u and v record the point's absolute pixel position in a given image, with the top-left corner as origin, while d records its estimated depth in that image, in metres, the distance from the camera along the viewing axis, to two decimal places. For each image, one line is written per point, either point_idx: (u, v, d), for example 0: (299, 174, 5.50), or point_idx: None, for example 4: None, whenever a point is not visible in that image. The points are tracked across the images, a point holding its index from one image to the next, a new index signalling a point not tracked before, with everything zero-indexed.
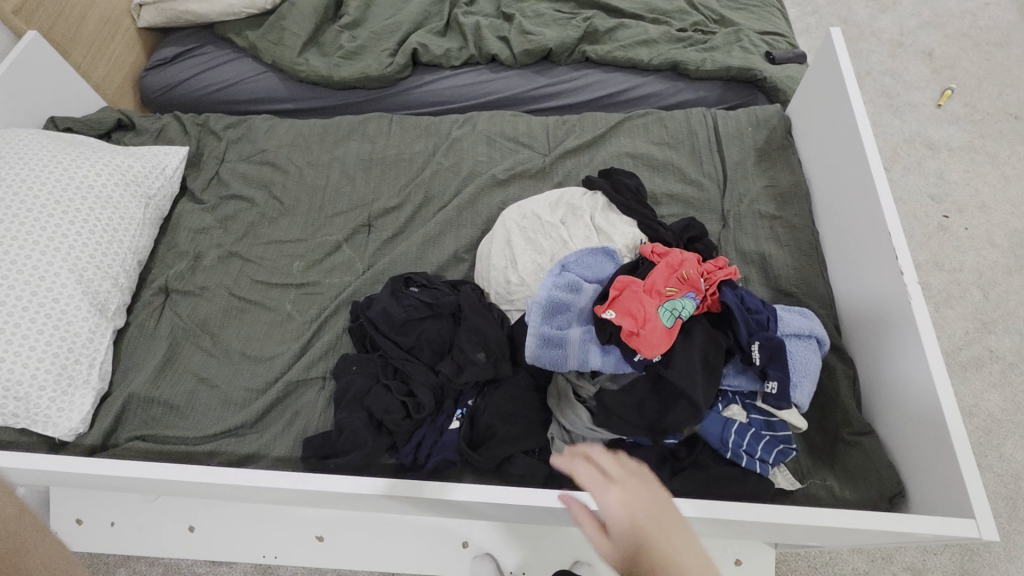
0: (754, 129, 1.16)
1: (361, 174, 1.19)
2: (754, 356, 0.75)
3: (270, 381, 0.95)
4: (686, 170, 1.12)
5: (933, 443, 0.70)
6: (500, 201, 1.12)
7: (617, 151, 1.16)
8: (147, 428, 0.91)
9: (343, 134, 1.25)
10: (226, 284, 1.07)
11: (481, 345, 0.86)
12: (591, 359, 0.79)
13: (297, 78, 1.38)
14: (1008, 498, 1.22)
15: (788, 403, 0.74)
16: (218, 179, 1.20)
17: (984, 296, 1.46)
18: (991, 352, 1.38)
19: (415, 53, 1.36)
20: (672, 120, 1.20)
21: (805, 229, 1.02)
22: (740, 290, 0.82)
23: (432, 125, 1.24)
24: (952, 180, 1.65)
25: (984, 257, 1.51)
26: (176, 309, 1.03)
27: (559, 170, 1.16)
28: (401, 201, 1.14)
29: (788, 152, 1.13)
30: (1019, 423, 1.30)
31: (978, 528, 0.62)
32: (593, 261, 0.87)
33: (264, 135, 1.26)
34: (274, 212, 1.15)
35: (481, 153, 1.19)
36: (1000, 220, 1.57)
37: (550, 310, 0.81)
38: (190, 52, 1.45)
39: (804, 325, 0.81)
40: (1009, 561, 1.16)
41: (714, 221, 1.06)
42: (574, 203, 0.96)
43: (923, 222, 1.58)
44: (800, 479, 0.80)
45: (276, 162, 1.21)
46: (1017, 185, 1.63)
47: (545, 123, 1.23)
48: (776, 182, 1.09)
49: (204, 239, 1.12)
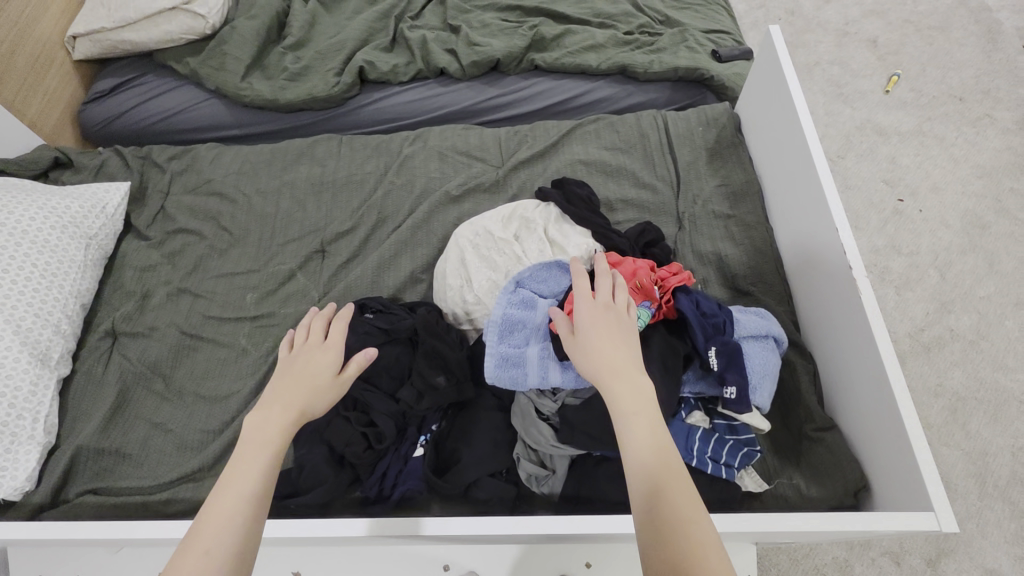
0: (704, 128, 1.17)
1: (313, 198, 1.16)
2: (711, 362, 0.74)
3: (227, 421, 0.92)
4: (639, 175, 1.12)
5: (891, 437, 0.70)
6: (456, 217, 1.10)
7: (571, 159, 1.16)
8: (99, 480, 0.87)
9: (293, 158, 1.22)
10: (177, 322, 1.03)
11: (441, 368, 0.84)
12: (550, 375, 0.77)
13: (243, 104, 1.35)
14: (977, 474, 1.24)
15: (749, 407, 0.73)
16: (164, 214, 1.16)
17: (941, 276, 1.49)
18: (951, 331, 1.41)
19: (362, 71, 1.34)
20: (623, 125, 1.20)
21: (758, 225, 1.02)
22: (695, 295, 0.82)
23: (382, 144, 1.22)
24: (903, 164, 1.68)
25: (938, 237, 1.55)
26: (124, 352, 0.99)
27: (513, 182, 1.14)
28: (354, 223, 1.11)
29: (738, 149, 1.13)
30: (982, 399, 1.32)
31: (936, 521, 0.62)
32: (548, 275, 0.85)
33: (210, 165, 1.22)
34: (224, 244, 1.12)
35: (434, 169, 1.17)
36: (952, 200, 1.61)
37: (506, 329, 0.81)
38: (130, 83, 1.40)
39: (760, 326, 0.81)
40: (982, 537, 1.18)
41: (670, 224, 1.06)
42: (527, 216, 0.95)
43: (878, 207, 1.61)
44: (767, 479, 0.80)
45: (223, 192, 1.18)
46: (965, 165, 1.67)
47: (497, 135, 1.22)
48: (729, 181, 1.09)
49: (151, 277, 1.09)
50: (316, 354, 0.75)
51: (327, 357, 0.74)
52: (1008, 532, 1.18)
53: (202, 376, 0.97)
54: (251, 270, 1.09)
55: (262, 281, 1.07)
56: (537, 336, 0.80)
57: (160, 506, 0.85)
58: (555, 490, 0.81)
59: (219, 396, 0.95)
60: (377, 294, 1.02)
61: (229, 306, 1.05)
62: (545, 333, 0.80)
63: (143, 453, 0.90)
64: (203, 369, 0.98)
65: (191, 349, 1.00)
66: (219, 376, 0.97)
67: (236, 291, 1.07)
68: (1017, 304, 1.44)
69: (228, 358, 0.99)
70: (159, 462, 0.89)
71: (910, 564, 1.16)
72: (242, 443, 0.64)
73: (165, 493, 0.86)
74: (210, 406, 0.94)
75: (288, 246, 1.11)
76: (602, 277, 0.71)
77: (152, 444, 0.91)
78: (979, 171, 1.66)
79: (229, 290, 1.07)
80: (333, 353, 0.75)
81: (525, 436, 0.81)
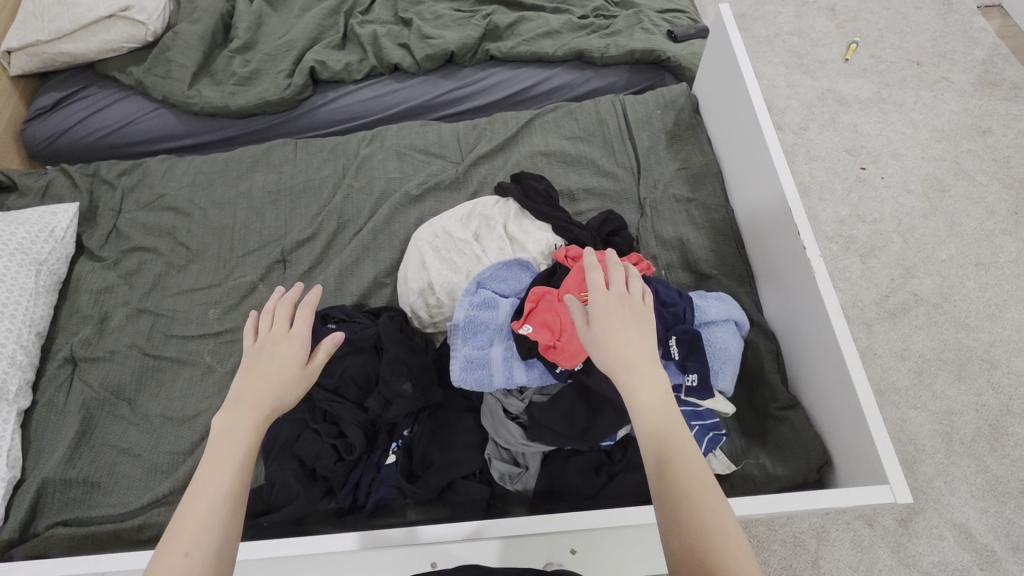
0: (663, 111, 1.16)
1: (270, 206, 1.14)
2: (672, 351, 0.75)
3: (196, 441, 0.91)
4: (599, 163, 1.12)
5: (849, 413, 0.72)
6: (417, 217, 1.09)
7: (530, 150, 1.15)
8: (68, 511, 0.86)
9: (247, 166, 1.19)
10: (138, 344, 1.01)
11: (406, 374, 0.83)
12: (516, 374, 0.78)
13: (192, 112, 1.31)
14: (944, 433, 1.28)
15: (711, 393, 0.74)
16: (117, 232, 1.13)
17: (904, 242, 1.51)
18: (916, 295, 1.44)
19: (313, 71, 1.30)
20: (581, 112, 1.19)
21: (718, 207, 1.03)
22: (654, 284, 0.82)
23: (339, 146, 1.20)
24: (865, 132, 1.69)
25: (900, 203, 1.57)
26: (85, 378, 0.97)
27: (474, 178, 1.13)
28: (314, 230, 1.09)
29: (696, 131, 1.13)
30: (947, 360, 1.36)
31: (892, 493, 0.64)
32: (509, 274, 0.85)
33: (162, 178, 1.19)
34: (181, 260, 1.09)
35: (393, 169, 1.15)
36: (912, 165, 1.63)
37: (469, 330, 0.81)
38: (72, 96, 1.34)
39: (720, 311, 0.82)
40: (951, 493, 1.21)
41: (632, 211, 1.06)
42: (487, 213, 0.94)
43: (842, 177, 1.63)
44: (735, 461, 0.82)
45: (177, 206, 1.15)
46: (924, 130, 1.69)
47: (455, 130, 1.20)
48: (688, 164, 1.09)
49: (109, 299, 1.06)
50: (279, 349, 0.69)
51: (293, 351, 0.69)
52: (974, 487, 1.22)
53: (167, 398, 0.95)
54: (212, 286, 1.07)
55: (223, 296, 1.05)
56: (501, 337, 0.80)
57: (133, 532, 0.84)
58: (529, 486, 0.82)
59: (186, 416, 0.93)
60: (342, 301, 1.00)
61: (191, 323, 1.03)
62: (508, 333, 0.80)
63: (113, 481, 0.88)
64: (168, 390, 0.96)
65: (155, 371, 0.98)
66: (185, 396, 0.95)
67: (197, 307, 1.05)
68: (977, 265, 1.47)
69: (194, 377, 0.98)
70: (129, 488, 0.88)
71: (883, 525, 1.19)
72: (212, 447, 0.60)
73: (137, 519, 0.85)
74: (178, 427, 0.93)
75: (248, 258, 1.09)
76: (613, 268, 0.67)
77: (121, 471, 0.89)
78: (938, 135, 1.68)
79: (190, 307, 1.05)
80: (301, 346, 0.69)
81: (496, 435, 0.81)
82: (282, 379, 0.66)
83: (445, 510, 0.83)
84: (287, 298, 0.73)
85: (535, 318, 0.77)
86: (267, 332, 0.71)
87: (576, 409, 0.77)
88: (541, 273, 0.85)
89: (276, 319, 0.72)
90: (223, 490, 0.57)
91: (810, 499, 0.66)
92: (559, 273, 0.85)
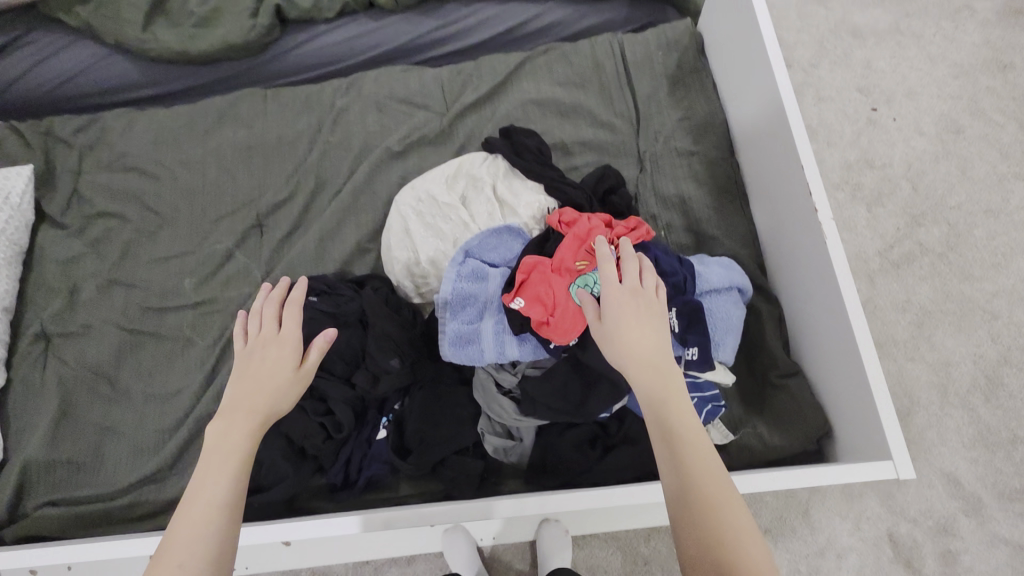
0: (665, 52, 1.07)
1: (242, 165, 1.06)
2: (673, 324, 0.71)
3: (181, 418, 0.88)
4: (596, 112, 1.03)
5: (854, 386, 0.69)
6: (400, 176, 1.01)
7: (521, 99, 1.06)
8: (55, 491, 0.84)
9: (215, 120, 1.10)
10: (112, 318, 0.96)
11: (394, 351, 0.79)
12: (509, 349, 0.74)
13: (149, 58, 1.20)
14: (941, 385, 1.27)
15: (711, 365, 0.71)
16: (80, 197, 1.06)
17: (913, 188, 1.45)
18: (921, 245, 1.39)
19: (280, 10, 1.18)
20: (576, 54, 1.09)
21: (722, 161, 0.96)
22: (654, 251, 0.78)
23: (312, 96, 1.10)
24: (879, 69, 1.59)
25: (911, 147, 1.49)
26: (61, 355, 0.93)
27: (460, 131, 1.05)
28: (291, 191, 1.02)
29: (701, 75, 1.04)
30: (949, 311, 1.33)
31: (895, 469, 0.62)
32: (499, 242, 0.80)
33: (123, 135, 1.10)
34: (151, 226, 1.03)
35: (372, 122, 1.06)
36: (927, 105, 1.54)
37: (457, 304, 0.76)
38: (14, 40, 1.21)
39: (723, 278, 0.78)
40: (942, 444, 1.22)
41: (631, 165, 0.99)
42: (474, 173, 0.88)
43: (852, 118, 1.54)
44: (732, 430, 0.79)
45: (142, 167, 1.07)
46: (942, 65, 1.58)
47: (438, 76, 1.10)
48: (691, 112, 1.01)
49: (77, 269, 1.00)
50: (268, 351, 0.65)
51: (284, 352, 0.65)
52: (966, 437, 1.22)
53: (148, 373, 0.92)
54: (186, 253, 1.00)
55: (198, 265, 0.99)
56: (492, 310, 0.76)
57: (123, 511, 0.83)
58: (524, 458, 0.80)
59: (168, 393, 0.90)
60: (323, 269, 0.95)
61: (167, 294, 0.98)
62: (499, 305, 0.76)
63: (99, 460, 0.87)
64: (148, 366, 0.93)
65: (132, 345, 0.94)
66: (167, 372, 0.92)
67: (172, 277, 0.99)
68: (987, 212, 1.41)
69: (174, 351, 0.94)
70: (116, 466, 0.86)
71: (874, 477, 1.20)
72: (205, 456, 0.57)
73: (126, 498, 0.84)
74: (161, 404, 0.90)
75: (222, 223, 1.02)
76: (626, 261, 0.64)
77: (106, 449, 0.87)
78: (957, 71, 1.57)
79: (164, 277, 0.99)
80: (292, 347, 0.65)
81: (487, 407, 0.78)
82: (274, 382, 0.63)
83: (439, 484, 0.82)
84: (273, 296, 0.69)
85: (527, 291, 0.72)
86: (256, 333, 0.67)
87: (570, 384, 0.73)
88: (534, 241, 0.79)
89: (265, 320, 0.68)
90: (218, 502, 0.54)
91: (811, 477, 0.65)
92: (553, 240, 0.79)
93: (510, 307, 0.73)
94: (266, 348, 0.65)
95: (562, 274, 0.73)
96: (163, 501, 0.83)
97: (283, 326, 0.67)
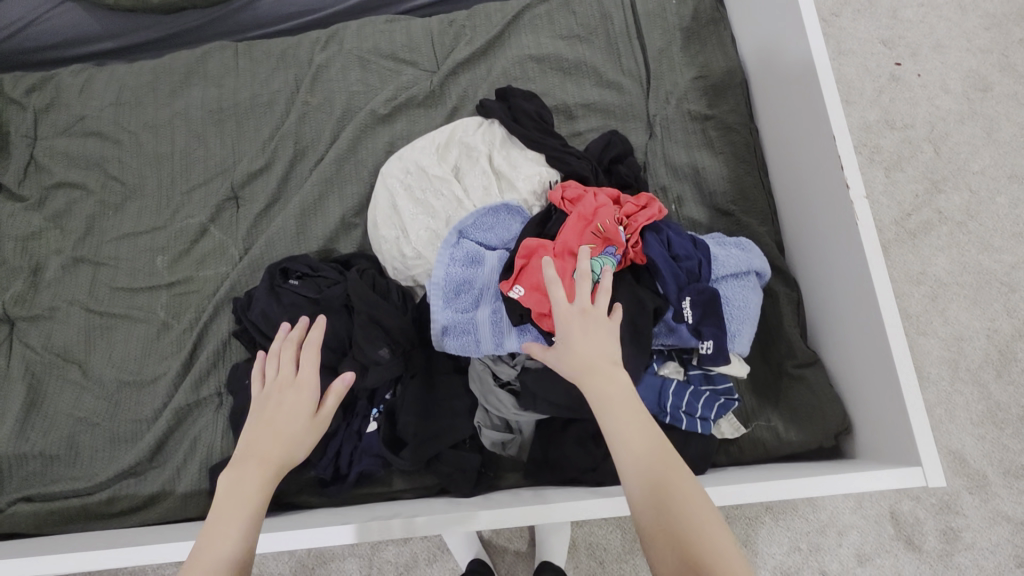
0: (679, 1, 0.96)
1: (213, 130, 0.96)
2: (686, 315, 0.66)
3: (158, 408, 0.83)
4: (602, 70, 0.93)
5: (881, 383, 0.64)
6: (387, 142, 0.92)
7: (519, 55, 0.95)
8: (30, 486, 0.80)
9: (181, 78, 0.99)
10: (80, 299, 0.90)
11: (384, 339, 0.74)
12: (506, 339, 0.68)
13: (106, 7, 1.06)
14: (952, 360, 1.23)
15: (726, 359, 0.66)
16: (36, 165, 0.97)
17: (935, 152, 1.37)
18: (940, 213, 1.32)
19: None
20: (581, 3, 0.98)
21: (741, 127, 0.87)
22: (665, 232, 0.71)
23: (288, 51, 0.99)
24: (905, 19, 1.47)
25: (936, 106, 1.40)
26: (26, 341, 0.87)
27: (452, 91, 0.95)
28: (267, 159, 0.93)
29: (719, 27, 0.94)
30: (964, 284, 1.27)
31: (923, 476, 0.58)
32: (496, 221, 0.72)
33: (79, 95, 0.99)
34: (116, 198, 0.94)
35: (355, 81, 0.96)
36: (955, 60, 1.43)
37: (452, 289, 0.69)
38: None
39: (741, 262, 0.71)
40: (950, 421, 1.20)
41: (640, 131, 0.90)
42: (468, 141, 0.79)
43: (874, 74, 1.43)
44: (744, 422, 0.75)
45: (103, 132, 0.97)
46: (974, 15, 1.46)
47: (427, 28, 0.99)
48: (707, 71, 0.91)
49: (38, 246, 0.92)
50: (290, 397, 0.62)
51: (303, 397, 0.61)
52: (974, 414, 1.20)
53: (121, 360, 0.86)
54: (155, 228, 0.92)
55: (169, 241, 0.92)
56: (488, 296, 0.69)
57: (102, 506, 0.79)
58: (521, 451, 0.77)
59: (144, 381, 0.85)
60: (306, 247, 0.88)
61: (137, 273, 0.91)
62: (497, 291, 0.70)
63: (74, 452, 0.82)
64: (121, 351, 0.87)
65: (103, 330, 0.88)
66: (141, 358, 0.86)
67: (141, 255, 0.92)
68: (1011, 177, 1.34)
69: (148, 336, 0.87)
70: (93, 458, 0.82)
71: None
72: (216, 511, 0.54)
73: (105, 492, 0.80)
74: (137, 392, 0.84)
75: (194, 195, 0.94)
76: (578, 278, 0.59)
77: (80, 440, 0.82)
78: (989, 21, 1.45)
79: (133, 254, 0.92)
80: (309, 392, 0.62)
81: (482, 397, 0.74)
82: (290, 432, 0.59)
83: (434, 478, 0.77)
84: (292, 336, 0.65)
85: (527, 279, 0.66)
86: (274, 374, 0.64)
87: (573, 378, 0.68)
88: (534, 219, 0.72)
89: (282, 361, 0.64)
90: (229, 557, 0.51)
91: (830, 481, 0.61)
92: (555, 219, 0.72)
93: (509, 297, 0.67)
94: (283, 394, 0.61)
95: (565, 259, 0.66)
96: (143, 495, 0.79)
97: (301, 368, 0.63)
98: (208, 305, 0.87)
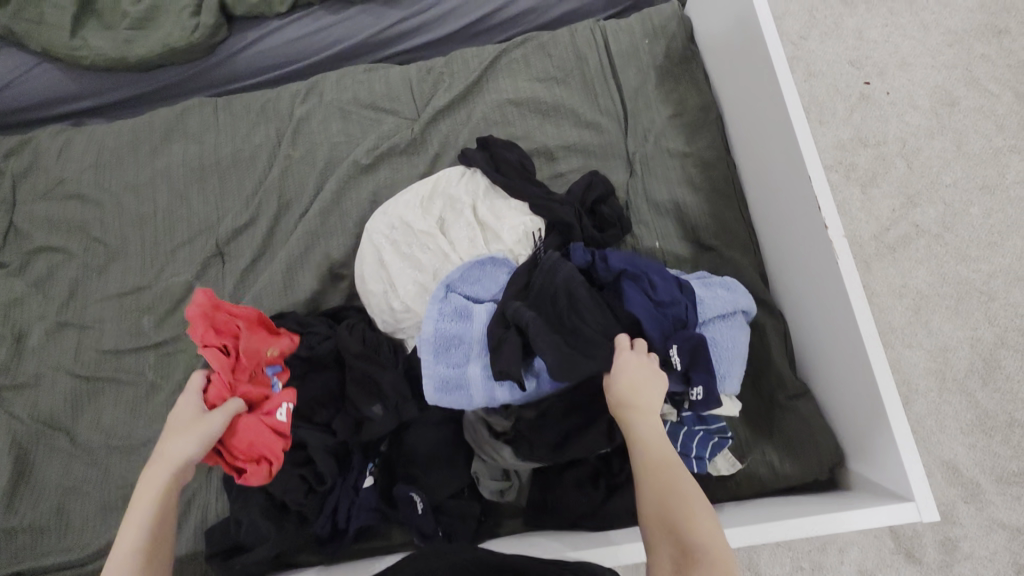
0: (651, 41, 0.98)
1: (195, 186, 0.96)
2: (675, 361, 0.66)
3: None
4: (579, 111, 0.95)
5: (869, 415, 0.65)
6: (371, 192, 0.93)
7: (498, 99, 0.97)
8: (19, 562, 0.79)
9: (161, 135, 1.00)
10: (65, 364, 0.88)
11: (376, 395, 0.73)
12: (499, 392, 0.68)
13: (84, 67, 1.07)
14: (938, 371, 1.25)
15: (718, 402, 0.66)
16: (17, 231, 0.96)
17: (908, 166, 1.40)
18: (917, 227, 1.35)
19: (225, 6, 1.06)
20: (555, 46, 1.00)
21: (718, 162, 0.89)
22: (649, 275, 0.71)
23: (268, 104, 1.00)
24: (871, 39, 1.51)
25: (906, 122, 1.44)
26: (11, 411, 0.86)
27: (434, 137, 0.96)
28: (251, 214, 0.93)
29: (691, 65, 0.96)
30: (945, 295, 1.30)
31: (918, 511, 0.58)
32: (481, 274, 0.73)
33: (59, 156, 0.99)
34: (99, 260, 0.94)
35: (336, 132, 0.97)
36: (921, 77, 1.47)
37: (443, 343, 0.69)
38: None
39: (727, 303, 0.72)
40: (941, 431, 1.21)
41: (621, 170, 0.92)
42: (452, 193, 0.80)
43: (844, 94, 1.47)
44: (740, 457, 0.75)
45: (83, 193, 0.97)
46: (936, 33, 1.51)
47: (406, 76, 1.01)
48: (682, 108, 0.93)
49: (21, 313, 0.91)
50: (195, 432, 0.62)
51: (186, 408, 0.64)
52: (964, 423, 1.21)
53: (108, 426, 0.85)
54: (139, 288, 0.92)
55: (154, 301, 0.91)
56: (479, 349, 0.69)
57: None
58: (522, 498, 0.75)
59: (132, 446, 0.83)
60: (294, 301, 0.87)
61: (122, 335, 0.90)
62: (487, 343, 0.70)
63: (62, 525, 0.80)
64: (108, 417, 0.85)
65: (89, 395, 0.87)
66: (129, 422, 0.85)
67: (127, 316, 0.91)
68: (982, 188, 1.37)
69: (135, 399, 0.86)
70: (82, 530, 0.80)
71: None
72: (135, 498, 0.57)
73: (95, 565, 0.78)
74: (125, 459, 0.83)
75: (178, 253, 0.93)
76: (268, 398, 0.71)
77: (70, 512, 0.81)
78: (951, 38, 1.50)
79: (118, 316, 0.91)
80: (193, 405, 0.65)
81: (478, 446, 0.74)
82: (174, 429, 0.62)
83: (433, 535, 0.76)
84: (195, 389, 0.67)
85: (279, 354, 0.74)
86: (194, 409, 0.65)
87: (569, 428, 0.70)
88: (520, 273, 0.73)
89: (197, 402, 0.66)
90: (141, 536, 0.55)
91: (833, 520, 0.61)
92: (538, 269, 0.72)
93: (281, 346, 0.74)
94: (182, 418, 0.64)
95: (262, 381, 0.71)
96: None
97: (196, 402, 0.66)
98: (197, 365, 0.86)
